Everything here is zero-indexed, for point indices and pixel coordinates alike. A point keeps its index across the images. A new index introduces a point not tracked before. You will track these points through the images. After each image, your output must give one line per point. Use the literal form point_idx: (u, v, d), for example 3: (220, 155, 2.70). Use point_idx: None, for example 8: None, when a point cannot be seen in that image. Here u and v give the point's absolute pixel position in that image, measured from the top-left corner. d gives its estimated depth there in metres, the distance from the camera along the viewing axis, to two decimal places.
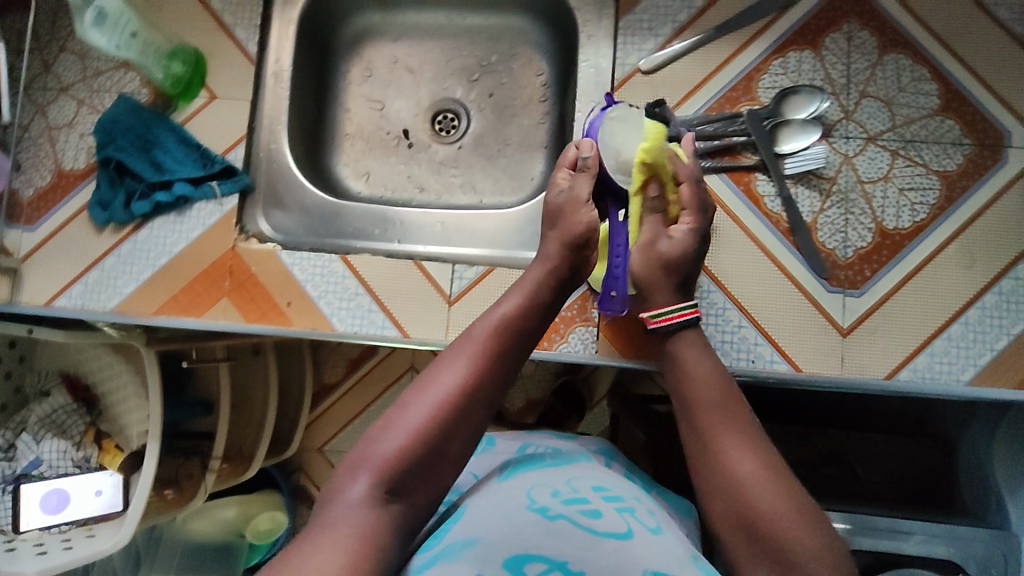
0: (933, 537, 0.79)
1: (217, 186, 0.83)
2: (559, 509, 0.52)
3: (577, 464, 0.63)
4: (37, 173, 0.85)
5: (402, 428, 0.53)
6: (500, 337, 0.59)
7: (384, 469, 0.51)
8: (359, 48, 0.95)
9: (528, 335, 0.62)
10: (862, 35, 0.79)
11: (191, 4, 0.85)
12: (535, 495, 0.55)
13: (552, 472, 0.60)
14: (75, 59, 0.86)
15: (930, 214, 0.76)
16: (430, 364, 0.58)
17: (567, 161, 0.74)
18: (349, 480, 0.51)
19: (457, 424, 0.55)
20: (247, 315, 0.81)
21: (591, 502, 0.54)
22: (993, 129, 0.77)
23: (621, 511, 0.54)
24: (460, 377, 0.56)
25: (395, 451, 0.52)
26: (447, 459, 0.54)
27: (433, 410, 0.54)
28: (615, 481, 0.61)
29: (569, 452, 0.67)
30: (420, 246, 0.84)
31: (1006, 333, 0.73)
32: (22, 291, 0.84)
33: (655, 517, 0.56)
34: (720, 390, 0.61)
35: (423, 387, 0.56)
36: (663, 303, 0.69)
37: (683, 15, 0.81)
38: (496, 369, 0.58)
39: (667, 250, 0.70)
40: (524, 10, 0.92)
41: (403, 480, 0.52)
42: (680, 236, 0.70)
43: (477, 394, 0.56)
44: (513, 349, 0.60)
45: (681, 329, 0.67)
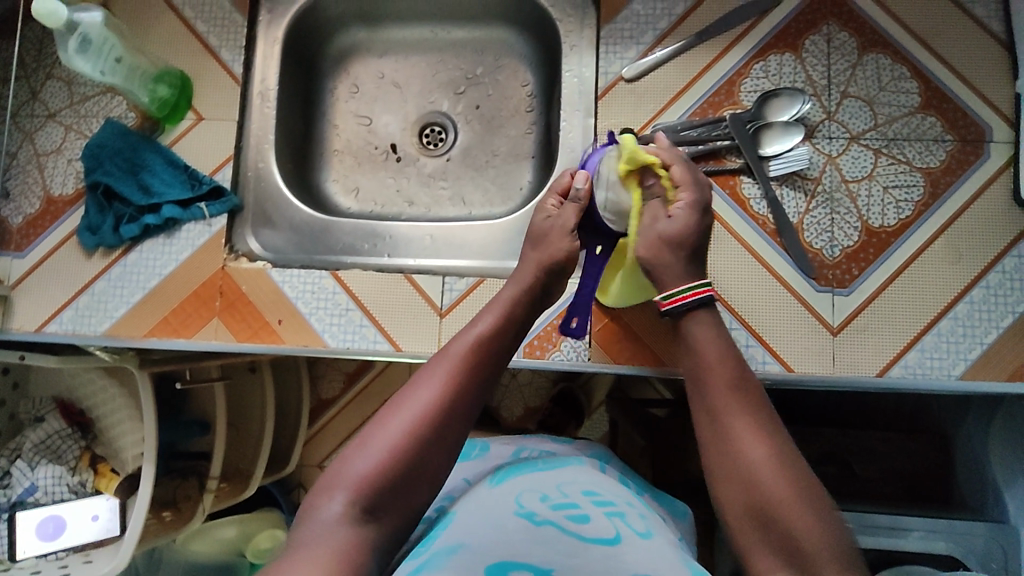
0: (932, 532, 0.80)
1: (206, 207, 0.83)
2: (547, 514, 0.53)
3: (571, 469, 0.64)
4: (26, 200, 0.85)
5: (379, 445, 0.52)
6: (478, 348, 0.58)
7: (360, 488, 0.50)
8: (345, 65, 0.96)
9: (507, 344, 0.61)
10: (842, 36, 0.80)
11: (176, 27, 0.85)
12: (525, 500, 0.55)
13: (544, 477, 0.61)
14: (62, 85, 0.86)
15: (915, 211, 0.77)
16: (409, 378, 0.57)
17: (560, 188, 0.67)
18: (327, 499, 0.50)
19: (436, 439, 0.53)
20: (238, 334, 0.81)
21: (580, 507, 0.54)
22: (974, 124, 0.77)
23: (610, 515, 0.54)
24: (439, 392, 0.55)
25: (373, 469, 0.51)
26: (427, 476, 0.53)
27: (411, 426, 0.53)
28: (607, 486, 0.61)
29: (562, 457, 0.68)
30: (410, 259, 0.84)
31: (995, 326, 0.74)
32: (12, 318, 0.83)
33: (646, 521, 0.56)
34: (734, 372, 0.57)
35: (401, 402, 0.55)
36: (677, 282, 0.60)
37: (664, 22, 0.82)
38: (476, 382, 0.57)
39: (670, 230, 0.60)
40: (508, 22, 0.93)
41: (381, 498, 0.51)
42: (681, 211, 0.61)
43: (457, 408, 0.55)
44: (493, 361, 0.59)
45: (694, 310, 0.60)
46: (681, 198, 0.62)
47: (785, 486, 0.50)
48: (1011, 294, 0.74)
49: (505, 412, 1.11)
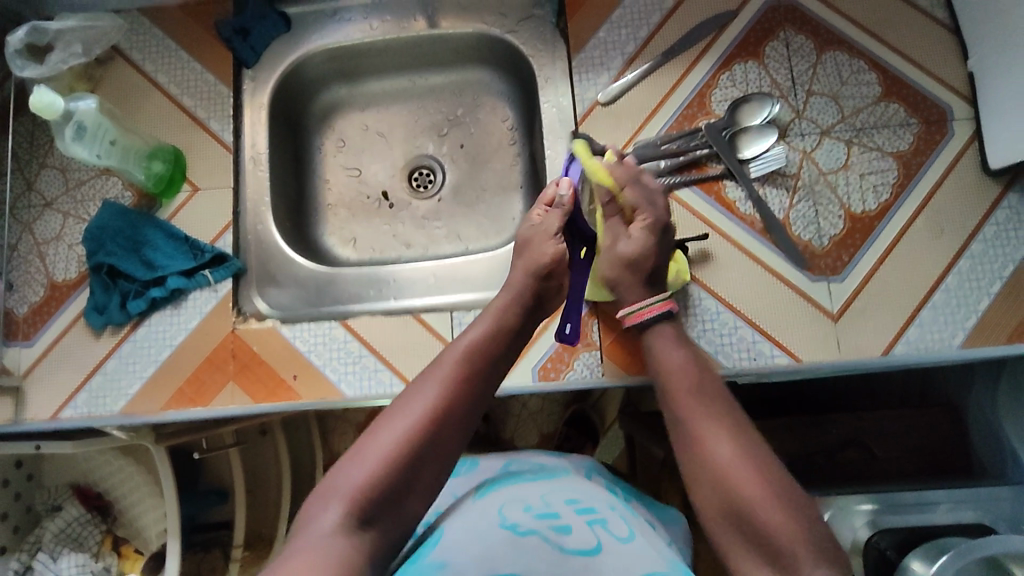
0: (960, 503, 0.82)
1: (210, 273, 0.84)
2: (530, 525, 0.55)
3: (557, 478, 0.66)
4: (30, 289, 0.86)
5: (372, 456, 0.54)
6: (468, 365, 0.62)
7: (354, 498, 0.52)
8: (330, 122, 0.99)
9: (495, 361, 0.64)
10: (799, 39, 0.85)
11: (164, 105, 0.88)
12: (507, 512, 0.57)
13: (531, 488, 0.63)
14: (57, 174, 0.88)
15: (893, 193, 0.80)
16: (401, 394, 0.60)
17: (545, 198, 0.76)
18: (322, 509, 0.52)
19: (427, 451, 0.56)
20: (255, 395, 0.81)
21: (562, 518, 0.56)
22: (935, 106, 0.82)
23: (592, 523, 0.56)
24: (431, 403, 0.58)
25: (367, 478, 0.53)
26: (419, 487, 0.55)
27: (403, 437, 0.55)
28: (590, 492, 0.64)
29: (549, 467, 0.69)
30: (415, 300, 0.86)
31: (986, 293, 0.77)
32: (26, 409, 0.83)
33: (628, 524, 0.59)
34: (698, 380, 0.64)
35: (393, 415, 0.57)
36: (638, 299, 0.71)
37: (631, 46, 0.86)
38: (467, 395, 0.60)
39: (627, 249, 0.72)
40: (482, 63, 0.97)
41: (373, 509, 0.52)
42: (639, 233, 0.73)
43: (448, 420, 0.57)
44: (482, 375, 0.62)
45: (658, 321, 0.70)
46: (640, 219, 0.73)
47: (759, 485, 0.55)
48: (996, 260, 0.78)
49: (521, 441, 1.10)
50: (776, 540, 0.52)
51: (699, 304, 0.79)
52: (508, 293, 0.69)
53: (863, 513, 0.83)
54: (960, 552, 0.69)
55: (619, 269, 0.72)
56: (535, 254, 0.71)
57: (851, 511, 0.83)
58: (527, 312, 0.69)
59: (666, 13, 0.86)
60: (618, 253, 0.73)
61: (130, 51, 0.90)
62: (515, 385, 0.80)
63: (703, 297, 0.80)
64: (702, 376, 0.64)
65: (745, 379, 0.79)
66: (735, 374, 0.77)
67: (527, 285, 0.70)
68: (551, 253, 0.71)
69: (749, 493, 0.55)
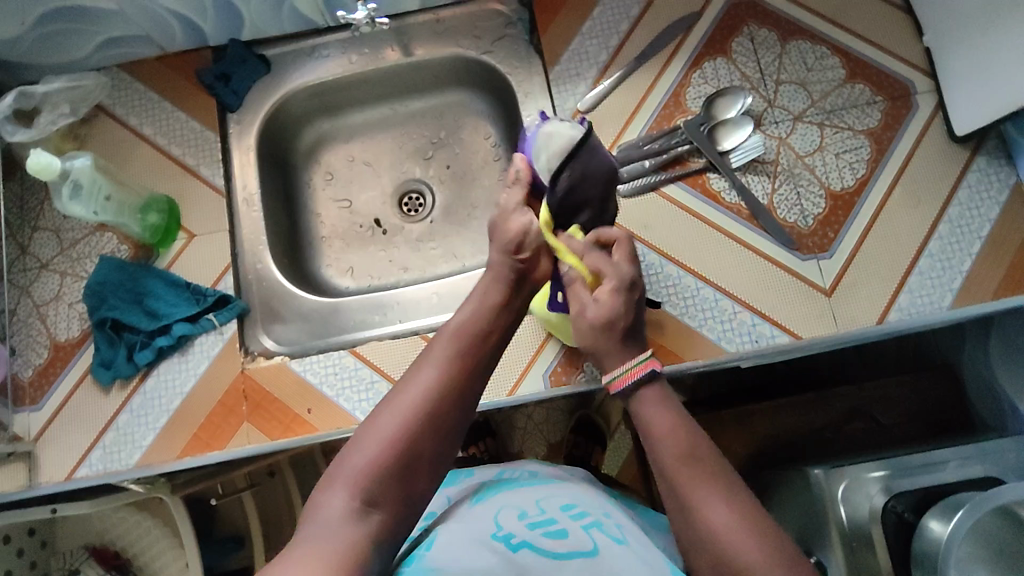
0: (967, 459, 0.85)
1: (214, 317, 0.85)
2: (524, 533, 0.56)
3: (552, 485, 0.68)
4: (33, 352, 0.85)
5: (374, 439, 0.55)
6: (462, 345, 0.63)
7: (360, 479, 0.53)
8: (317, 157, 1.01)
9: (488, 338, 0.65)
10: (762, 33, 0.89)
11: (154, 155, 0.89)
12: (503, 519, 0.59)
13: (526, 494, 0.64)
14: (51, 235, 0.88)
15: (869, 168, 0.84)
16: (401, 379, 0.61)
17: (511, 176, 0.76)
18: (329, 495, 0.52)
19: (430, 429, 0.57)
20: (271, 433, 0.82)
21: (558, 523, 0.58)
22: (898, 82, 0.86)
23: (587, 528, 0.57)
24: (428, 388, 0.59)
25: (372, 459, 0.54)
26: (423, 467, 0.56)
27: (404, 419, 0.56)
28: (587, 500, 0.65)
29: (546, 476, 0.72)
30: (420, 320, 0.87)
31: (967, 254, 0.80)
32: (39, 473, 0.82)
33: (624, 528, 0.60)
34: (690, 443, 0.61)
35: (394, 399, 0.58)
36: (616, 364, 0.68)
37: (604, 55, 0.89)
38: (464, 373, 0.61)
39: (597, 316, 0.69)
40: (460, 86, 1.00)
41: (379, 489, 0.53)
42: (605, 296, 0.70)
43: (448, 399, 0.59)
44: (478, 355, 0.63)
45: (639, 386, 0.66)
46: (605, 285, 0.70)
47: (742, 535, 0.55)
48: (973, 222, 0.81)
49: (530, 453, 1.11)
50: None
51: (697, 295, 0.82)
52: (489, 273, 0.70)
53: (877, 480, 0.85)
54: (975, 505, 0.72)
55: (593, 336, 0.70)
56: (501, 232, 0.71)
57: (864, 479, 0.85)
58: (513, 288, 0.69)
59: (633, 20, 0.90)
60: (589, 320, 0.70)
61: (113, 106, 0.91)
62: (529, 393, 0.82)
63: (700, 287, 0.82)
64: (693, 437, 0.61)
65: (750, 362, 0.81)
66: (739, 358, 0.80)
67: (503, 266, 0.69)
68: (516, 231, 0.70)
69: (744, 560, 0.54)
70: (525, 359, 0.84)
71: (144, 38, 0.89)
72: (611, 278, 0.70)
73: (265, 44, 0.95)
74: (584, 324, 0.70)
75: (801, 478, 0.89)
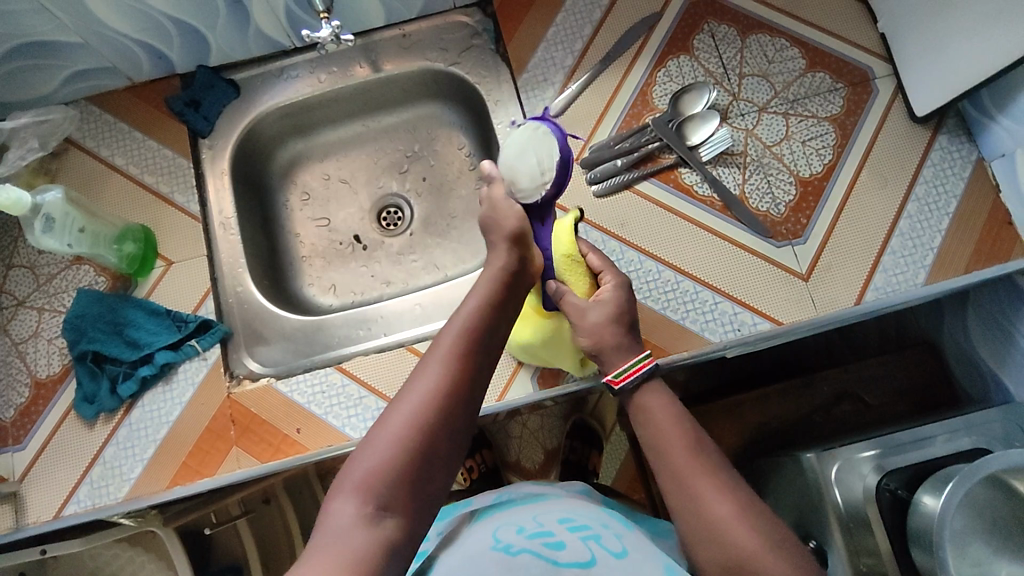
0: (955, 432, 0.86)
1: (197, 342, 0.84)
2: (523, 543, 0.59)
3: (548, 501, 0.71)
4: (14, 392, 0.84)
5: (382, 444, 0.56)
6: (465, 343, 0.63)
7: (369, 486, 0.53)
8: (293, 177, 1.01)
9: (492, 336, 0.65)
10: (722, 29, 0.91)
11: (128, 186, 0.89)
12: (502, 534, 0.63)
13: (523, 513, 0.68)
14: (26, 272, 0.87)
15: (835, 153, 0.86)
16: (406, 382, 0.61)
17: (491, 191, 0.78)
18: (339, 503, 0.53)
19: (439, 434, 0.57)
20: (261, 456, 0.81)
21: (556, 535, 0.61)
22: (857, 69, 0.88)
23: (585, 539, 0.61)
24: (434, 388, 0.59)
25: (382, 465, 0.55)
26: (435, 468, 0.57)
27: (412, 422, 0.57)
28: (583, 512, 0.69)
29: (542, 493, 0.75)
30: (405, 332, 0.87)
31: (938, 231, 0.82)
32: (26, 514, 0.80)
33: (622, 540, 0.63)
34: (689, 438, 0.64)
35: (399, 403, 0.59)
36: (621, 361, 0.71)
37: (570, 59, 0.91)
38: (470, 371, 0.61)
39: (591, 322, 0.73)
40: (430, 98, 1.01)
41: (389, 494, 0.54)
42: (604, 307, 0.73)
43: (453, 400, 0.59)
44: (481, 352, 0.63)
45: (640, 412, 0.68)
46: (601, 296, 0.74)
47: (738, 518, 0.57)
48: (940, 199, 0.83)
49: (526, 461, 1.12)
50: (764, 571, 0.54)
51: (678, 289, 0.82)
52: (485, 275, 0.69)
53: (867, 460, 0.86)
54: (966, 475, 0.73)
55: (598, 333, 0.72)
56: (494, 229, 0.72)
57: (855, 459, 0.86)
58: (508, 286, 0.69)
59: (596, 24, 0.91)
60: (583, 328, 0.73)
61: (83, 139, 0.90)
62: (517, 397, 0.82)
63: (680, 281, 0.83)
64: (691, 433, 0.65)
65: (733, 351, 0.82)
66: (723, 348, 0.80)
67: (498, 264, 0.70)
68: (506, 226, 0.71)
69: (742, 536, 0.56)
70: (512, 362, 0.83)
71: (110, 70, 0.89)
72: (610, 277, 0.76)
73: (233, 68, 0.95)
74: (586, 325, 0.73)
75: (794, 463, 0.90)
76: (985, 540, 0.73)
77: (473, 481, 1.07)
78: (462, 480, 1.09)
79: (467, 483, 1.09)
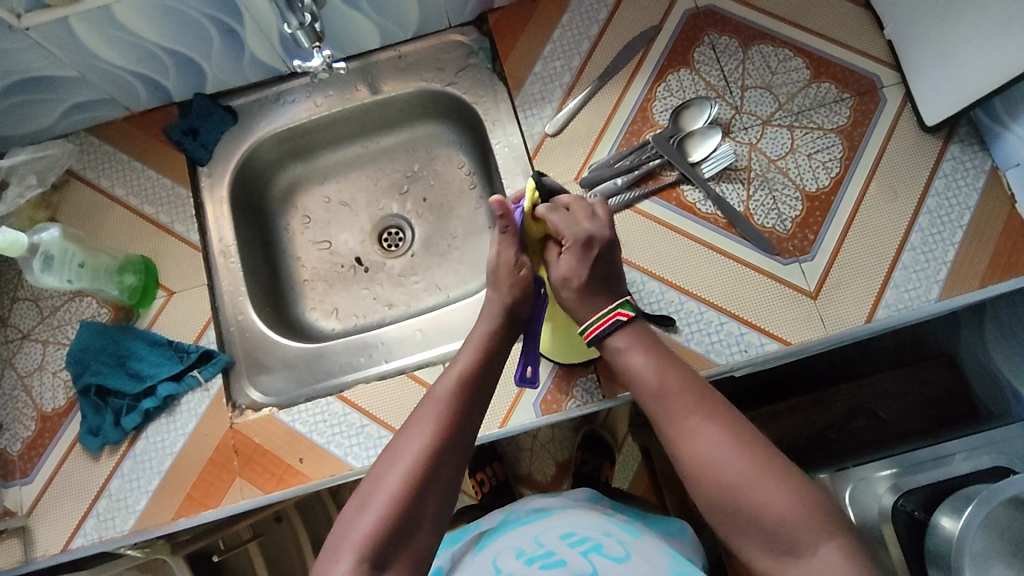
0: (975, 449, 0.84)
1: (199, 373, 0.84)
2: (521, 569, 0.60)
3: (552, 515, 0.71)
4: (21, 425, 0.84)
5: (376, 504, 0.56)
6: (460, 394, 0.63)
7: (363, 546, 0.53)
8: (293, 201, 1.01)
9: (484, 386, 0.65)
10: (724, 41, 0.89)
11: (128, 215, 0.89)
12: (502, 561, 0.63)
13: (525, 532, 0.68)
14: (30, 304, 0.88)
15: (842, 166, 0.83)
16: (399, 432, 0.61)
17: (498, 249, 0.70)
18: (333, 562, 0.53)
19: (431, 487, 0.57)
20: (265, 486, 0.80)
21: (556, 554, 0.61)
22: (864, 78, 0.86)
23: (586, 553, 0.61)
24: (426, 443, 0.59)
25: (374, 524, 0.55)
26: (426, 524, 0.57)
27: (404, 478, 0.57)
28: (585, 524, 0.68)
29: (545, 506, 0.74)
30: (407, 358, 0.86)
31: (950, 244, 0.80)
32: (34, 547, 0.80)
33: (625, 547, 0.63)
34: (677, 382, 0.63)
35: (392, 459, 0.58)
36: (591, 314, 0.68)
37: (567, 77, 0.89)
38: (462, 422, 0.61)
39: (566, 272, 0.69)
40: (429, 117, 1.00)
41: (384, 551, 0.54)
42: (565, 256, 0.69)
43: (445, 452, 0.59)
44: (474, 404, 0.63)
45: (614, 331, 0.67)
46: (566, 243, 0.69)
47: (767, 482, 0.55)
48: (953, 211, 0.81)
49: (538, 474, 1.09)
50: (773, 519, 0.54)
51: (682, 309, 0.81)
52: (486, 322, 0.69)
53: (884, 480, 0.83)
54: (986, 497, 0.71)
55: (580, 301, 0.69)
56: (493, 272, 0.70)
57: (872, 479, 0.84)
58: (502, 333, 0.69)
59: (594, 39, 0.90)
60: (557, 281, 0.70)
61: (83, 170, 0.91)
62: (521, 422, 0.82)
63: (683, 300, 0.81)
64: (678, 377, 0.63)
65: (739, 372, 0.80)
66: (729, 369, 0.78)
67: (485, 311, 0.69)
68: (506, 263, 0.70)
69: (739, 479, 0.56)
70: (515, 386, 0.82)
71: (108, 101, 0.89)
72: (567, 236, 0.69)
73: (229, 95, 0.95)
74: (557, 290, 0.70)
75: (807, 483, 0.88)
76: (1007, 564, 0.70)
77: (485, 494, 1.03)
78: (473, 492, 1.06)
79: (479, 496, 1.06)
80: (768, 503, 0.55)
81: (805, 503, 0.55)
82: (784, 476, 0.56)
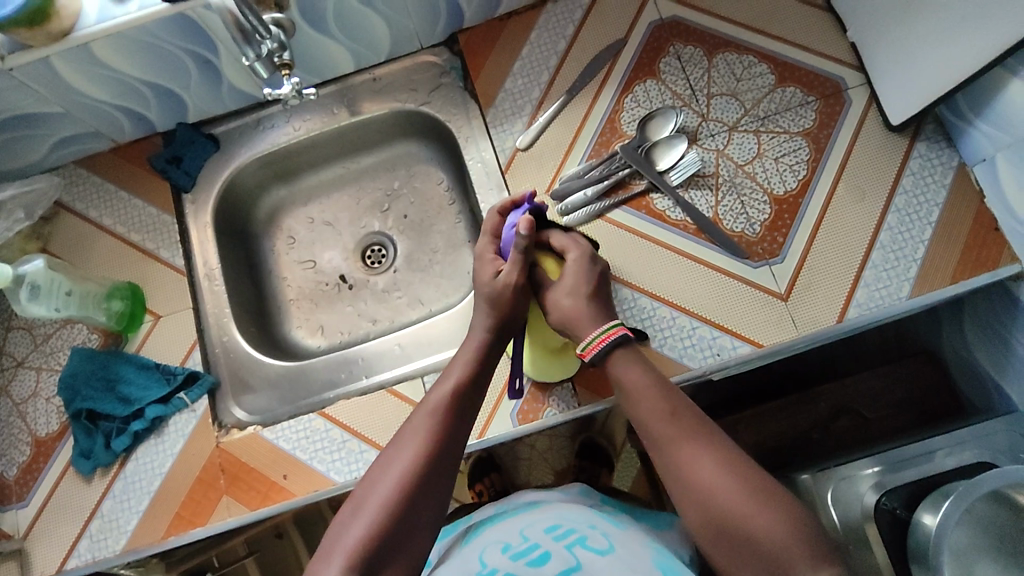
0: (959, 444, 0.83)
1: (186, 395, 0.86)
2: (506, 565, 0.60)
3: (540, 508, 0.71)
4: (16, 451, 0.87)
5: (369, 512, 0.57)
6: (449, 408, 0.65)
7: (357, 551, 0.54)
8: (277, 223, 1.03)
9: (471, 402, 0.68)
10: (688, 50, 0.90)
11: (116, 243, 0.92)
12: (489, 556, 0.63)
13: (513, 526, 0.68)
14: (24, 333, 0.91)
15: (809, 168, 0.84)
16: (388, 446, 0.63)
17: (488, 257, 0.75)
18: (325, 567, 0.54)
19: (422, 495, 0.59)
20: (251, 503, 0.82)
21: (541, 549, 0.62)
22: (828, 80, 0.87)
23: (571, 546, 0.61)
24: (416, 454, 0.61)
25: (368, 530, 0.56)
26: (419, 532, 0.58)
27: (397, 486, 0.58)
28: (571, 516, 0.68)
29: (534, 500, 0.75)
30: (387, 373, 0.88)
31: (921, 241, 0.80)
32: (31, 569, 0.82)
33: (609, 540, 0.64)
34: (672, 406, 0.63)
35: (384, 470, 0.60)
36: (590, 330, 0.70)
37: (536, 92, 0.91)
38: (451, 434, 0.64)
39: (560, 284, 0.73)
40: (406, 137, 1.02)
41: (376, 555, 0.55)
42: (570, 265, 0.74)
43: (436, 464, 0.61)
44: (463, 419, 0.66)
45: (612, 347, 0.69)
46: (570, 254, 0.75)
47: (758, 506, 0.55)
48: (922, 208, 0.82)
49: None
50: (767, 546, 0.53)
51: (655, 316, 0.82)
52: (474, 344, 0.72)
53: (867, 479, 0.83)
54: (965, 492, 0.71)
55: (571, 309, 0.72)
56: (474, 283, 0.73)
57: (855, 476, 0.84)
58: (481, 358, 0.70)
59: (561, 55, 0.92)
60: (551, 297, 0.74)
61: (72, 202, 0.94)
62: (498, 433, 0.83)
63: (655, 307, 0.82)
64: (674, 400, 0.64)
65: (714, 377, 0.80)
66: (703, 374, 0.79)
67: None
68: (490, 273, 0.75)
69: (733, 505, 0.56)
70: (493, 398, 0.84)
71: (93, 134, 0.92)
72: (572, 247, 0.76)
73: (211, 122, 0.98)
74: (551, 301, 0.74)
75: (790, 484, 0.88)
76: (991, 559, 0.70)
77: None
78: None
79: None
80: (760, 530, 0.54)
81: (800, 528, 0.54)
82: (777, 502, 0.55)
